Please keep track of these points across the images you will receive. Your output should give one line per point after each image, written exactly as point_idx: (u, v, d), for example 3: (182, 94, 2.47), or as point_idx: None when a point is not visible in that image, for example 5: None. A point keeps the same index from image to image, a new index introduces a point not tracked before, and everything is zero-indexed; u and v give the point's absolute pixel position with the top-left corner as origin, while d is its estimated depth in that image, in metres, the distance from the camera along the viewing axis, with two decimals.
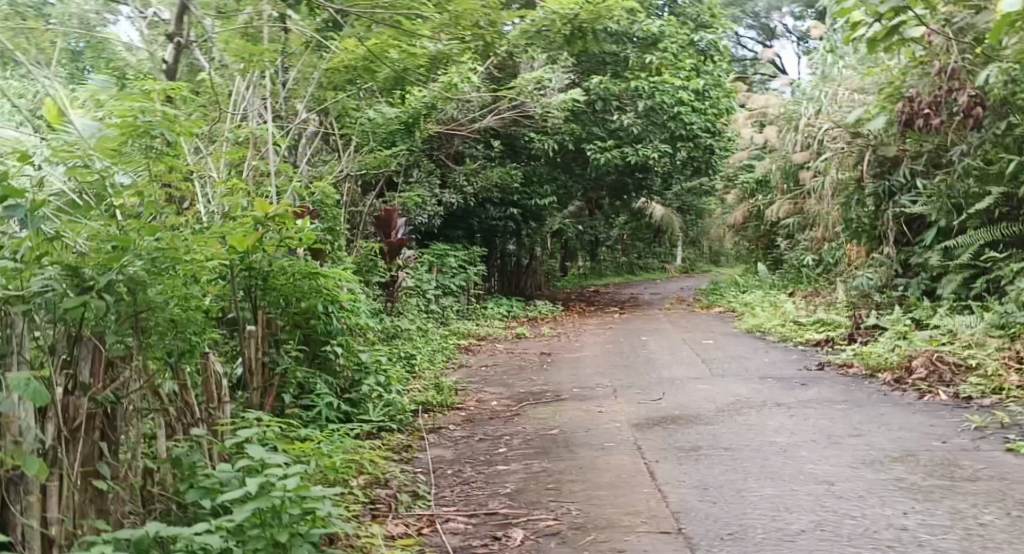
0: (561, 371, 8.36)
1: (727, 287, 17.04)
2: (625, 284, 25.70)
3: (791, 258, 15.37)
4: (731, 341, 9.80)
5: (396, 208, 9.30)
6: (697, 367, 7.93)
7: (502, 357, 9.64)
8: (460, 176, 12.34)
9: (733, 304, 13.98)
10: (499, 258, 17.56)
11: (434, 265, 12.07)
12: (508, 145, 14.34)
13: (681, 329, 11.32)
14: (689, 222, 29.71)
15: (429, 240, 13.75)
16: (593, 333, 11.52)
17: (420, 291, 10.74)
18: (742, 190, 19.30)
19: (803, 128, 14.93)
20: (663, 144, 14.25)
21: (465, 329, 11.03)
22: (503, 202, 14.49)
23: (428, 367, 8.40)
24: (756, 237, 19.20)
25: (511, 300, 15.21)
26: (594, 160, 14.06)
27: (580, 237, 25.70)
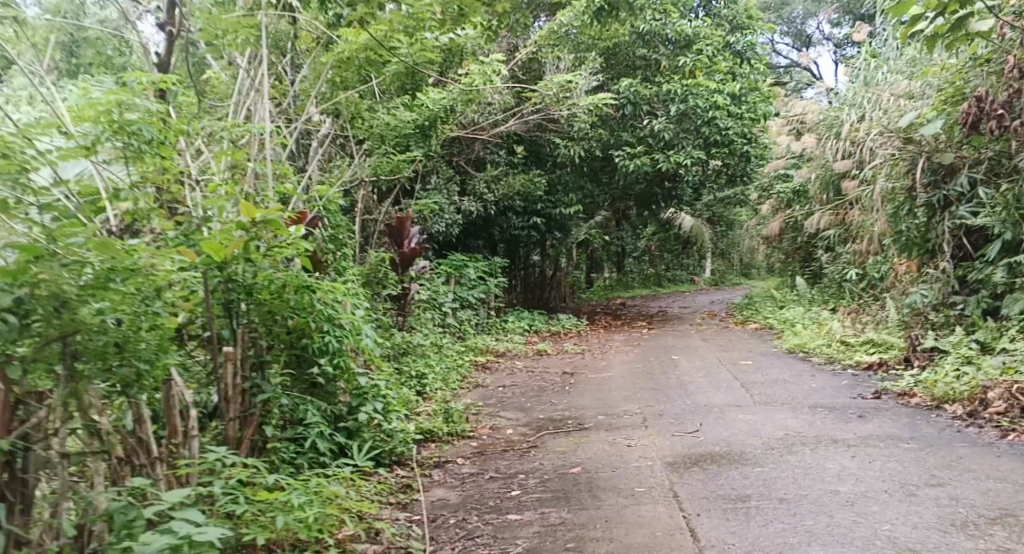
0: (585, 395, 7.64)
1: (762, 302, 16.21)
2: (653, 297, 24.80)
3: (831, 272, 14.53)
4: (770, 362, 9.03)
5: (411, 215, 8.64)
6: (735, 393, 7.18)
7: (521, 376, 8.96)
8: (479, 183, 11.70)
9: (770, 321, 13.15)
10: (522, 269, 16.83)
11: (451, 276, 11.40)
12: (532, 151, 13.65)
13: (715, 348, 10.55)
14: (719, 233, 28.84)
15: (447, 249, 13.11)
16: (619, 350, 10.79)
17: (436, 305, 10.09)
18: (778, 200, 18.46)
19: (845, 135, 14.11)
20: (698, 149, 13.41)
21: (484, 346, 10.35)
22: (526, 210, 13.78)
23: (441, 389, 7.74)
24: (793, 249, 18.30)
25: (534, 313, 14.51)
26: (622, 168, 13.33)
27: (606, 247, 24.92)
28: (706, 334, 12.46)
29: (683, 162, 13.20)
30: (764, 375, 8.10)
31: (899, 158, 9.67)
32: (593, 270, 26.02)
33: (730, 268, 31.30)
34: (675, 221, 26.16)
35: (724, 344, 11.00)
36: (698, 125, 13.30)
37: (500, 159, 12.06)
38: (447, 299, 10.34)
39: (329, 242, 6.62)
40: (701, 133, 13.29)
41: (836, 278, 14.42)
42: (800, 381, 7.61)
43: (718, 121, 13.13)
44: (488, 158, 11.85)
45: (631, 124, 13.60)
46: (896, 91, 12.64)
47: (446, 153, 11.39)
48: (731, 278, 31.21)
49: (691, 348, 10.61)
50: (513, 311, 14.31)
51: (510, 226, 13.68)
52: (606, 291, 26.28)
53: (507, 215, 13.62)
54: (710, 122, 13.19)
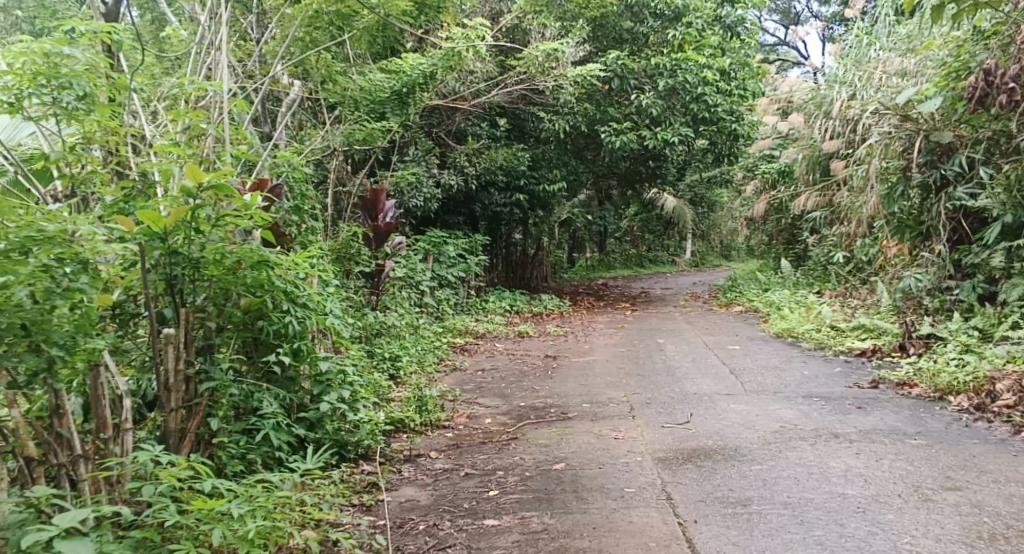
0: (568, 380, 7.24)
1: (747, 284, 15.88)
2: (634, 278, 24.40)
3: (818, 254, 14.20)
4: (760, 346, 8.68)
5: (385, 187, 8.14)
6: (726, 381, 6.80)
7: (500, 359, 8.54)
8: (460, 156, 11.14)
9: (756, 304, 12.81)
10: (502, 248, 16.36)
11: (429, 254, 10.89)
12: (514, 124, 13.15)
13: (701, 331, 10.19)
14: (701, 214, 28.56)
15: (425, 225, 12.64)
16: (602, 332, 10.40)
17: (412, 284, 9.62)
18: (764, 181, 18.10)
19: (837, 114, 13.71)
20: (685, 126, 12.99)
21: (462, 327, 9.91)
22: (507, 186, 13.30)
23: (415, 374, 7.31)
24: (778, 231, 17.96)
25: (514, 293, 14.09)
26: (608, 143, 12.83)
27: (588, 227, 24.51)
28: (690, 317, 12.11)
29: (671, 138, 12.76)
30: (755, 361, 7.73)
31: (896, 136, 9.31)
32: (574, 250, 25.60)
33: (711, 250, 30.96)
34: (658, 201, 25.74)
35: (711, 327, 10.64)
36: (686, 101, 12.86)
37: (481, 132, 11.55)
38: (424, 277, 9.87)
39: (295, 215, 6.13)
40: (689, 108, 12.85)
41: (823, 261, 14.10)
42: (793, 368, 7.25)
43: (707, 97, 12.69)
44: (468, 130, 11.35)
45: (617, 97, 13.21)
46: (890, 69, 12.27)
47: (425, 124, 10.88)
48: (711, 259, 30.87)
49: (677, 332, 10.24)
50: (492, 290, 13.84)
51: (491, 202, 13.19)
52: (587, 270, 25.83)
53: (488, 191, 13.13)
54: (698, 98, 12.75)
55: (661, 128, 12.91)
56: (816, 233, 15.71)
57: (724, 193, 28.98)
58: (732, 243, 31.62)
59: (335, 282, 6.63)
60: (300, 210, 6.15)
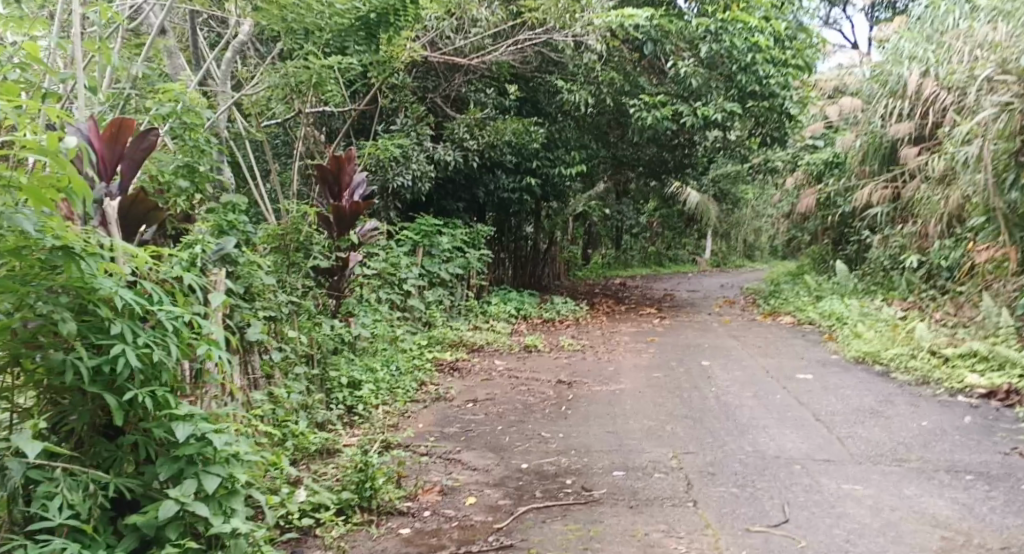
0: (592, 421, 5.29)
1: (792, 289, 13.87)
2: (653, 278, 22.32)
3: (882, 257, 12.21)
4: (838, 376, 6.69)
5: (355, 153, 6.19)
6: (810, 434, 4.85)
7: (498, 383, 6.59)
8: (458, 126, 9.11)
9: (809, 316, 10.82)
10: (510, 242, 14.37)
11: (418, 246, 8.86)
12: (527, 96, 11.23)
13: (750, 350, 8.20)
14: (724, 209, 26.62)
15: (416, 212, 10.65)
16: (628, 348, 8.45)
17: (394, 284, 7.67)
18: (807, 172, 16.26)
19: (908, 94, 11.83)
20: (728, 101, 11.05)
21: (456, 339, 7.98)
22: (516, 167, 11.32)
23: (377, 412, 5.40)
24: (822, 229, 16.06)
25: (522, 294, 12.11)
26: (638, 120, 10.97)
27: (604, 221, 22.43)
28: (731, 328, 10.16)
29: (712, 115, 10.84)
30: (840, 401, 5.76)
31: (1014, 108, 7.25)
32: (588, 246, 23.47)
33: (733, 249, 28.66)
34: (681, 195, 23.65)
35: (762, 343, 8.66)
36: (732, 71, 11.00)
37: (489, 99, 9.56)
38: (413, 274, 7.95)
39: (186, 178, 4.09)
40: (735, 80, 10.89)
41: (884, 264, 12.23)
42: (896, 414, 5.31)
43: (759, 67, 10.77)
44: (470, 96, 9.36)
45: (658, 70, 11.43)
46: (977, 36, 10.21)
47: (417, 84, 8.91)
48: (734, 259, 28.60)
49: (720, 348, 8.28)
50: (495, 290, 11.87)
51: (498, 187, 11.20)
52: (602, 268, 23.70)
53: (494, 173, 11.13)
54: (747, 68, 10.79)
55: (702, 103, 10.98)
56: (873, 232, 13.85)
57: (750, 189, 26.82)
58: (756, 241, 29.35)
59: (256, 276, 4.68)
60: (199, 167, 4.10)
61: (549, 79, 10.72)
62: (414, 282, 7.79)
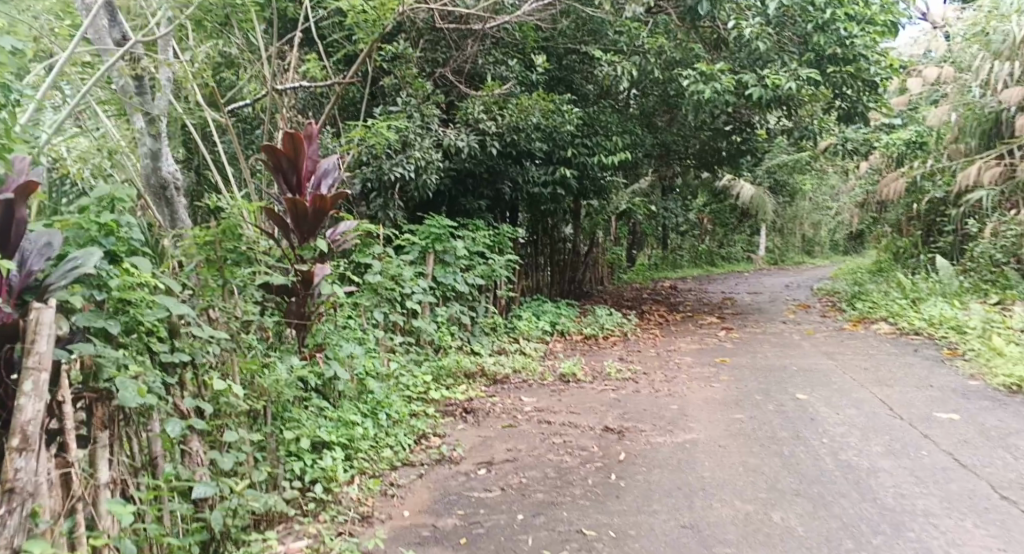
0: (660, 503, 3.61)
1: (876, 290, 12.08)
2: (707, 279, 20.38)
3: (986, 246, 10.82)
4: (992, 416, 4.93)
5: (317, 128, 4.41)
6: (1011, 533, 3.19)
7: (524, 433, 4.90)
8: (473, 104, 7.50)
9: (911, 326, 8.97)
10: (547, 244, 12.72)
11: (427, 252, 7.22)
12: (562, 77, 10.20)
13: (852, 374, 6.40)
14: (780, 204, 24.74)
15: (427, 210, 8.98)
16: (694, 374, 6.72)
17: (390, 304, 6.09)
18: (885, 154, 14.76)
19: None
20: (804, 66, 9.73)
21: (474, 369, 6.35)
22: (548, 157, 9.68)
23: (345, 492, 3.75)
24: (906, 217, 14.45)
25: (561, 305, 10.42)
26: (692, 93, 9.59)
27: (650, 219, 20.66)
28: (816, 343, 8.35)
29: (782, 83, 9.42)
30: (1021, 462, 4.03)
31: None
32: (635, 247, 21.66)
33: (791, 246, 26.42)
34: (735, 187, 21.89)
35: (864, 364, 6.86)
36: (806, 32, 9.74)
37: (513, 73, 7.96)
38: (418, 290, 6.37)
39: None
40: (810, 42, 9.71)
41: (995, 257, 10.66)
42: None
43: (839, 25, 9.60)
44: (488, 70, 7.78)
45: (719, 38, 10.19)
46: None
47: (425, 56, 7.59)
48: (793, 255, 26.22)
49: (810, 373, 6.50)
50: (528, 301, 10.18)
51: (526, 181, 9.53)
52: (651, 270, 21.78)
53: (522, 164, 9.48)
54: (824, 27, 9.62)
55: (769, 68, 9.74)
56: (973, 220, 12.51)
57: (807, 180, 24.83)
58: (816, 237, 27.05)
59: (140, 308, 3.10)
60: None
61: (584, 50, 9.74)
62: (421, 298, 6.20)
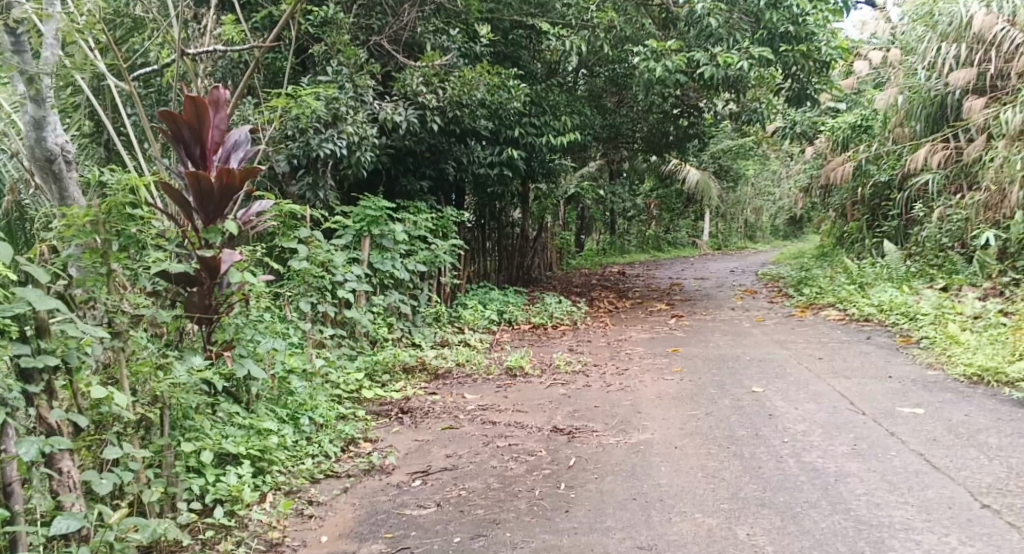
0: (613, 518, 3.27)
1: (824, 276, 11.95)
2: (653, 264, 20.20)
3: (933, 231, 10.72)
4: (959, 410, 4.69)
5: (226, 92, 3.94)
6: None
7: (465, 436, 4.49)
8: (412, 76, 7.00)
9: (860, 312, 8.79)
10: (494, 228, 12.28)
11: (362, 236, 6.71)
12: (511, 53, 9.70)
13: (809, 364, 6.13)
14: (725, 189, 24.70)
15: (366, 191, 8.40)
16: (646, 366, 6.40)
17: (324, 292, 5.61)
18: (830, 138, 14.66)
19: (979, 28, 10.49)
20: (755, 44, 9.67)
21: (412, 363, 5.92)
22: (493, 137, 9.30)
23: (251, 517, 3.31)
24: (851, 202, 14.40)
25: (505, 292, 10.01)
26: (645, 70, 9.45)
27: (597, 203, 20.39)
28: (767, 331, 8.13)
29: (736, 62, 9.31)
30: (997, 462, 3.77)
31: None
32: (582, 232, 21.37)
33: (734, 231, 26.45)
34: (680, 172, 21.74)
35: (819, 352, 6.63)
36: (758, 9, 9.64)
37: (455, 44, 7.50)
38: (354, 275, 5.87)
39: None
40: (763, 19, 9.65)
41: (941, 241, 10.56)
42: None
43: (790, 2, 9.58)
44: (428, 39, 7.30)
45: (669, 17, 10.14)
46: None
47: (356, 23, 7.10)
48: (736, 240, 26.25)
49: (765, 364, 6.24)
50: (471, 288, 9.74)
51: (470, 161, 9.07)
52: (598, 255, 21.53)
53: (466, 143, 9.04)
54: (777, 4, 9.61)
55: (723, 46, 9.62)
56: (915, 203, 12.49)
57: (751, 166, 24.83)
58: (757, 222, 27.11)
59: None
60: None
61: (532, 22, 9.28)
62: (354, 287, 5.74)
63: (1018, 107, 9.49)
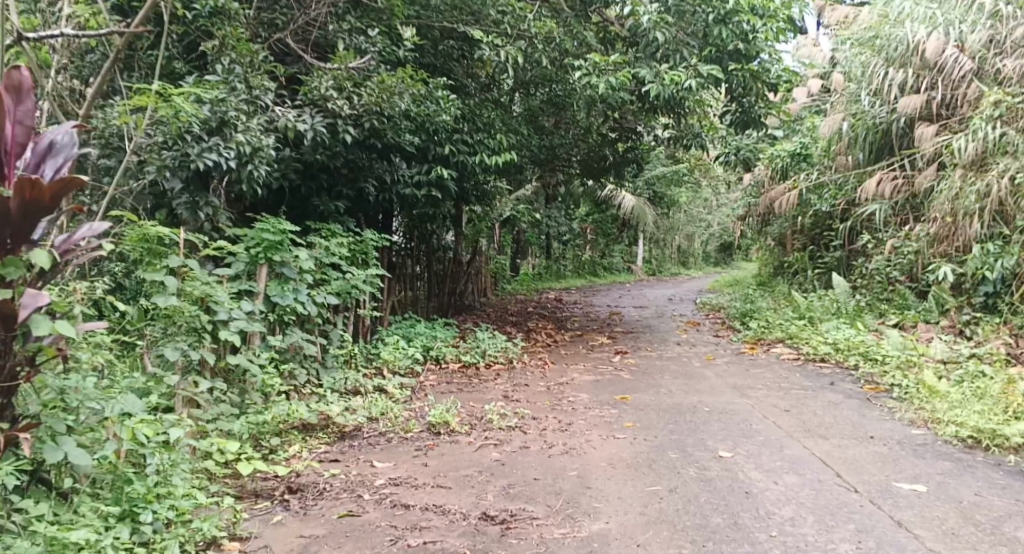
0: None
1: (769, 308, 11.36)
2: (590, 291, 19.49)
3: (884, 262, 10.16)
4: (965, 482, 3.98)
5: (27, 80, 3.52)
6: None
7: (372, 532, 3.60)
8: (323, 80, 6.05)
9: (814, 351, 8.14)
10: (423, 253, 11.31)
11: (259, 265, 5.69)
12: (441, 65, 8.83)
13: (776, 419, 5.37)
14: (660, 214, 24.19)
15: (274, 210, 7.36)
16: (591, 419, 5.53)
17: (203, 334, 4.65)
18: (771, 165, 14.18)
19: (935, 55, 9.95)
20: (703, 61, 9.01)
21: (312, 419, 4.98)
22: (420, 155, 8.36)
23: None
24: (794, 231, 13.92)
25: (433, 324, 9.09)
26: (587, 86, 8.64)
27: (531, 227, 19.62)
28: (720, 373, 7.37)
29: (682, 80, 8.62)
30: None
31: None
32: (516, 256, 20.56)
33: (668, 256, 25.92)
34: (616, 197, 21.14)
35: (787, 404, 5.84)
36: (706, 23, 8.97)
37: (375, 45, 6.51)
38: (243, 313, 4.91)
39: None
40: (710, 36, 9.00)
41: (891, 274, 10.03)
42: None
43: (741, 17, 8.90)
44: (340, 38, 6.42)
45: (611, 34, 9.49)
46: None
47: (257, 19, 6.27)
48: (670, 267, 25.76)
49: (728, 419, 5.44)
50: (395, 321, 8.79)
51: (394, 181, 8.07)
52: (532, 280, 20.74)
53: (390, 160, 8.05)
54: (727, 19, 8.90)
55: (670, 64, 8.95)
56: (859, 233, 12.05)
57: (686, 192, 24.40)
58: (690, 247, 26.65)
59: None
60: None
61: (465, 29, 8.44)
62: (241, 328, 4.78)
63: (969, 136, 8.84)
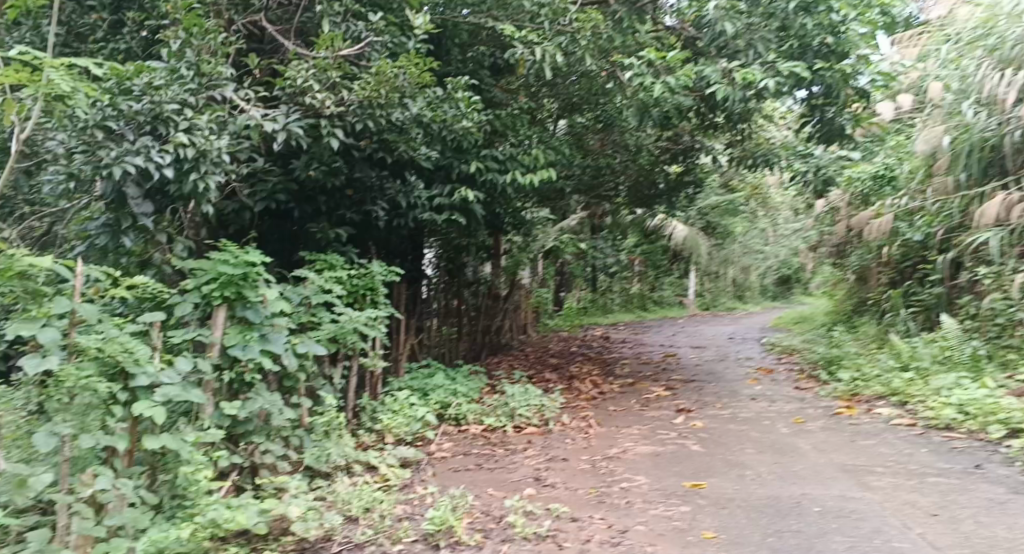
0: None
1: (855, 354, 9.71)
2: (641, 328, 17.86)
3: (1005, 303, 8.45)
4: None
5: None
6: None
7: None
8: (303, 68, 4.73)
9: (933, 418, 6.48)
10: (453, 289, 9.91)
11: (212, 306, 4.33)
12: (468, 72, 7.58)
13: (921, 535, 3.82)
14: (716, 244, 22.45)
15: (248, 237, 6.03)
16: (655, 524, 4.05)
17: (112, 407, 3.45)
18: (848, 189, 12.53)
19: None
20: (783, 58, 7.51)
21: (261, 528, 3.62)
22: (442, 174, 7.02)
23: None
24: (877, 263, 12.19)
25: (458, 374, 7.68)
26: (643, 87, 7.19)
27: (576, 258, 18.13)
28: (818, 446, 5.77)
29: (758, 79, 7.13)
30: None
31: None
32: (561, 289, 19.05)
33: (723, 289, 24.07)
34: (667, 226, 19.56)
35: (923, 501, 4.30)
36: (788, 13, 7.47)
37: (377, 33, 5.13)
38: (176, 375, 3.64)
39: None
40: (791, 28, 7.51)
41: (1013, 315, 8.32)
42: None
43: (830, 4, 7.42)
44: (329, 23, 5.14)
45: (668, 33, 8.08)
46: None
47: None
48: (726, 301, 23.91)
49: (849, 527, 3.93)
50: (412, 371, 7.40)
51: (410, 205, 6.70)
52: (578, 315, 19.20)
53: (404, 179, 6.69)
54: (811, 7, 7.44)
55: (743, 63, 7.48)
56: (961, 266, 10.21)
57: (743, 220, 22.66)
58: (747, 281, 24.70)
59: None
60: None
61: (493, 24, 7.11)
62: (169, 397, 3.53)
63: None
